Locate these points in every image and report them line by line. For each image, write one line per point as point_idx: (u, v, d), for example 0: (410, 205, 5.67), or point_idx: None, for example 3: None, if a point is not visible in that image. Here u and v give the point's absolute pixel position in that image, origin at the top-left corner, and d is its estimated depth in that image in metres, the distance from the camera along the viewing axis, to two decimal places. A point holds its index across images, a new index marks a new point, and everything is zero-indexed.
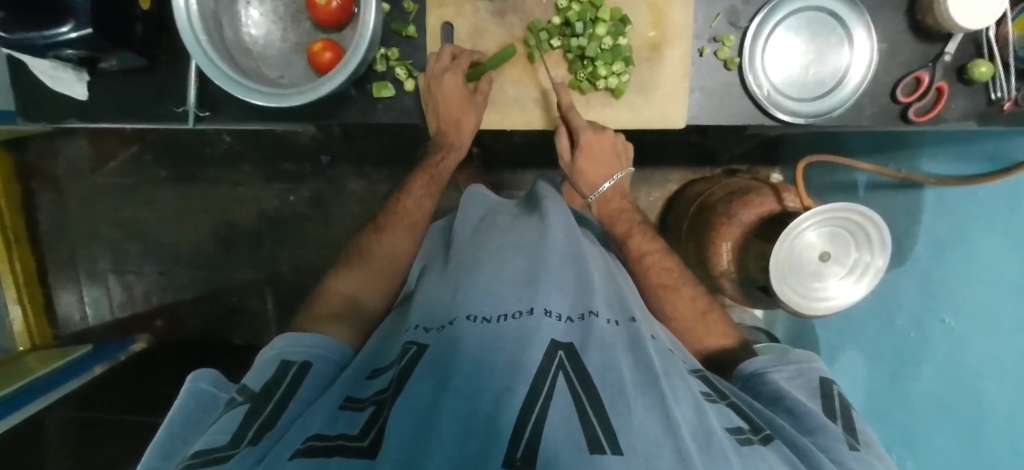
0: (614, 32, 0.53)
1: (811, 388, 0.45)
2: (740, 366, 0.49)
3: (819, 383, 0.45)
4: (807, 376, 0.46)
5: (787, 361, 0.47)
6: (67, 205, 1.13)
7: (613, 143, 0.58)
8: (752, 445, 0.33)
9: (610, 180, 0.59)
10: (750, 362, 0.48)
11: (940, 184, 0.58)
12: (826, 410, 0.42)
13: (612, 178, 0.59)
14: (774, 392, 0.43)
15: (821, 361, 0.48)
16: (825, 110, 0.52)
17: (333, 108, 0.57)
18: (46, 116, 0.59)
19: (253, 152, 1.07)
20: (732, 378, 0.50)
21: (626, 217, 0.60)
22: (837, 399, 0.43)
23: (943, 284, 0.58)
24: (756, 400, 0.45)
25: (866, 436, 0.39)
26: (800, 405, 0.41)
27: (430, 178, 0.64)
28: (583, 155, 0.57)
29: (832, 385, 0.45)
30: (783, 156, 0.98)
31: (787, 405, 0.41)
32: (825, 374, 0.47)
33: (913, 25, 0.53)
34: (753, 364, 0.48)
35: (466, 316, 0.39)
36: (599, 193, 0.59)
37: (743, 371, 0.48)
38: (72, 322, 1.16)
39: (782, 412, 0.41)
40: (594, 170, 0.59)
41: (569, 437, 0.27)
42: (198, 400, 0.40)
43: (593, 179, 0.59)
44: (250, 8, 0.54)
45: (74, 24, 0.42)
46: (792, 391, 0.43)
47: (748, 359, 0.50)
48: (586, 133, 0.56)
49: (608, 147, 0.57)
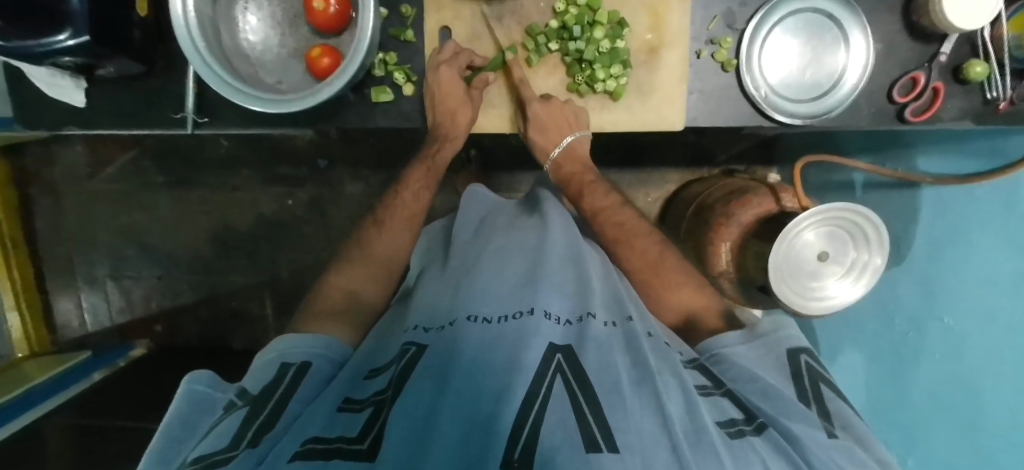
0: (611, 35, 0.54)
1: (781, 364, 0.42)
2: (707, 344, 0.47)
3: (786, 359, 0.43)
4: (777, 352, 0.43)
5: (757, 339, 0.45)
6: (65, 212, 1.13)
7: (565, 109, 0.56)
8: (744, 437, 0.33)
9: (560, 146, 0.59)
10: (720, 340, 0.46)
11: (938, 183, 0.58)
12: (798, 391, 0.40)
13: (562, 143, 0.58)
14: (741, 373, 0.41)
15: (793, 332, 0.46)
16: (822, 112, 0.53)
17: (332, 113, 0.57)
18: (45, 123, 0.59)
19: (250, 156, 1.06)
20: (698, 352, 0.48)
21: (578, 180, 0.61)
22: (808, 377, 0.41)
23: (940, 281, 0.58)
24: (726, 379, 0.42)
25: (842, 419, 0.38)
26: (772, 388, 0.39)
27: (426, 168, 0.64)
28: (533, 129, 0.57)
29: (801, 356, 0.43)
30: (780, 155, 0.98)
31: (761, 387, 0.39)
32: (796, 345, 0.44)
33: (908, 26, 0.53)
34: (720, 342, 0.46)
35: (466, 316, 0.39)
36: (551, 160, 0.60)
37: (712, 350, 0.46)
38: (70, 329, 1.16)
39: (755, 394, 0.39)
40: (547, 140, 0.58)
41: (567, 436, 0.27)
42: (193, 405, 0.39)
43: (547, 146, 0.59)
44: (248, 14, 0.54)
45: (71, 31, 0.42)
46: (761, 373, 0.41)
47: (715, 336, 0.48)
48: (534, 105, 0.56)
49: (557, 115, 0.56)
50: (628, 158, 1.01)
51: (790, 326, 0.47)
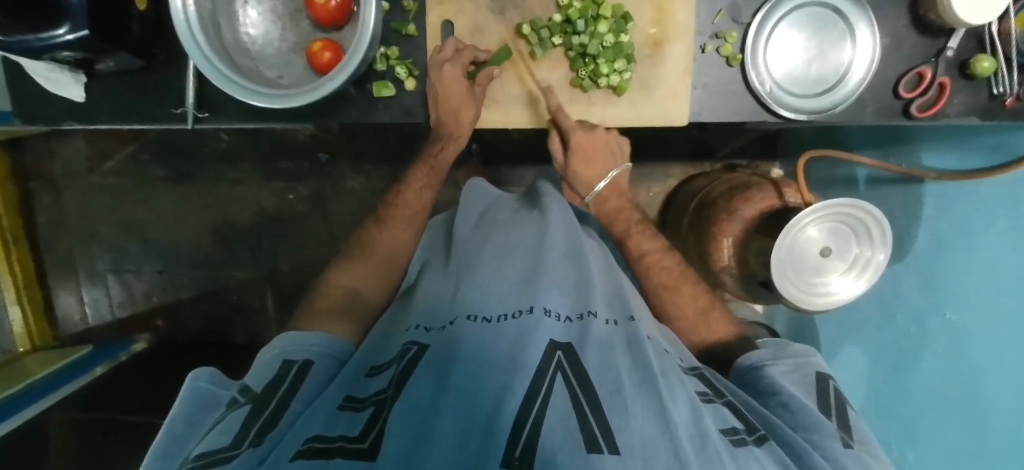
0: (615, 29, 0.53)
1: (809, 382, 0.44)
2: (737, 362, 0.48)
3: (816, 379, 0.44)
4: (805, 372, 0.45)
5: (785, 356, 0.47)
6: (65, 206, 1.12)
7: (608, 140, 0.57)
8: (747, 446, 0.32)
9: (605, 179, 0.58)
10: (748, 356, 0.47)
11: (942, 178, 0.58)
12: (821, 406, 0.42)
13: (606, 176, 0.58)
14: (768, 386, 0.43)
15: (818, 357, 0.47)
16: (827, 107, 0.52)
17: (333, 108, 0.57)
18: (43, 118, 0.58)
19: (250, 150, 1.06)
20: (728, 375, 0.49)
21: (624, 218, 0.59)
22: (833, 395, 0.43)
23: (944, 279, 0.58)
24: (752, 394, 0.44)
25: (861, 434, 0.39)
26: (795, 399, 0.40)
27: (430, 168, 0.64)
28: (575, 156, 0.57)
29: (829, 380, 0.45)
30: (782, 150, 0.98)
31: (782, 401, 0.41)
32: (822, 370, 0.46)
33: (916, 20, 0.52)
34: (750, 358, 0.47)
35: (466, 316, 0.39)
36: (595, 192, 0.58)
37: (742, 366, 0.47)
38: (72, 323, 1.17)
39: (777, 408, 0.41)
40: (589, 169, 0.58)
41: (568, 437, 0.27)
42: (199, 400, 0.40)
43: (591, 178, 0.59)
44: (249, 8, 0.54)
45: (70, 25, 0.42)
46: (788, 386, 0.42)
47: (745, 354, 0.49)
48: (576, 134, 0.56)
49: (600, 145, 0.57)
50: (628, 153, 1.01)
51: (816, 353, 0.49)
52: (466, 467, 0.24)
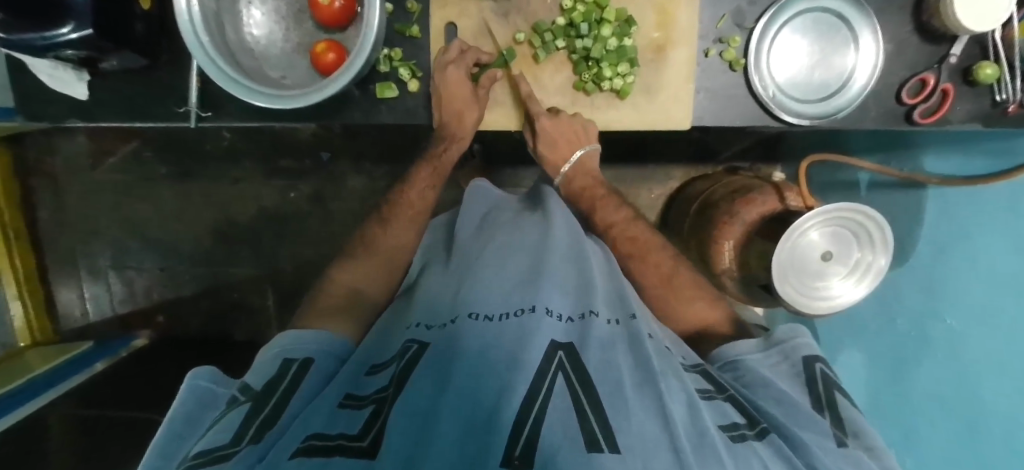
0: (619, 33, 0.54)
1: (796, 373, 0.43)
2: (718, 351, 0.49)
3: (803, 367, 0.44)
4: (792, 360, 0.45)
5: (770, 347, 0.46)
6: (66, 202, 1.13)
7: (573, 123, 0.57)
8: (746, 441, 0.32)
9: (570, 160, 0.60)
10: (728, 348, 0.48)
11: (944, 185, 0.58)
12: (810, 397, 0.41)
13: (572, 157, 0.59)
14: (753, 380, 0.43)
15: (806, 337, 0.47)
16: (830, 113, 0.52)
17: (335, 109, 0.57)
18: (47, 115, 0.58)
19: (252, 148, 1.06)
20: (710, 361, 0.50)
21: (619, 219, 0.60)
22: (822, 384, 0.42)
23: (946, 285, 0.58)
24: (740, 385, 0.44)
25: (854, 424, 0.39)
26: (783, 394, 0.40)
27: (434, 169, 0.64)
28: (541, 142, 0.58)
29: (816, 364, 0.44)
30: (784, 153, 0.97)
31: (772, 395, 0.41)
32: (810, 352, 0.45)
33: (919, 26, 0.52)
34: (730, 351, 0.47)
35: (467, 315, 0.39)
36: (560, 172, 0.61)
37: (721, 356, 0.48)
38: (73, 319, 1.17)
39: (767, 400, 0.40)
40: (555, 153, 0.59)
41: (568, 436, 0.27)
42: (196, 398, 0.40)
43: (557, 160, 0.60)
44: (253, 8, 0.54)
45: (74, 24, 0.42)
46: (773, 380, 0.42)
47: (727, 344, 0.50)
48: (542, 120, 0.56)
49: (567, 129, 0.57)
50: (630, 154, 1.01)
51: (805, 332, 0.48)
52: (466, 466, 0.24)
